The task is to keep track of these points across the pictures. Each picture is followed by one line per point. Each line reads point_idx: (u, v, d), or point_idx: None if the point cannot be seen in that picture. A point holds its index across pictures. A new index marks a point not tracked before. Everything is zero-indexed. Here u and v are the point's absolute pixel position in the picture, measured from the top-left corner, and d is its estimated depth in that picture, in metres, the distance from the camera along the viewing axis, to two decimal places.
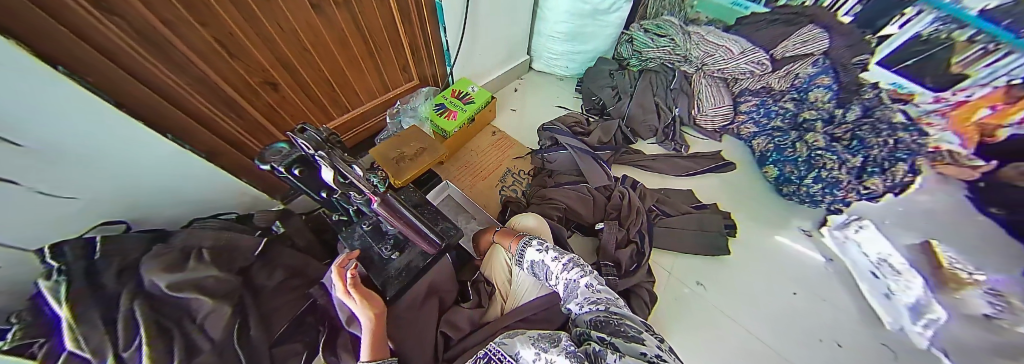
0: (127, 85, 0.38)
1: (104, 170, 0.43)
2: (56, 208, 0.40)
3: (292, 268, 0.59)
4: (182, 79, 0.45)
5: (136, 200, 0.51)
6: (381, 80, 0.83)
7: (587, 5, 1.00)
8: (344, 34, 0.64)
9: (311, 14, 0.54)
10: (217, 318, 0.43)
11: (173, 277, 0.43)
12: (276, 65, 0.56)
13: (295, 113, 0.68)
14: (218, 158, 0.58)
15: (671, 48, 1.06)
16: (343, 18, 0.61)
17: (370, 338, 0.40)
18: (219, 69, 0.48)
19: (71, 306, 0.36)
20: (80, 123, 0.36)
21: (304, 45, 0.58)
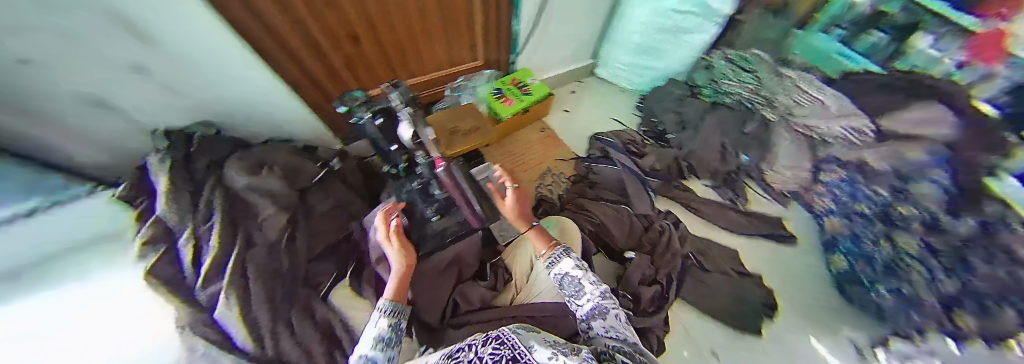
0: (241, 15, 0.42)
1: (201, 77, 0.49)
2: (159, 99, 0.48)
3: (340, 201, 0.65)
4: (289, 21, 0.49)
5: (229, 109, 0.60)
6: (447, 52, 0.85)
7: (670, 21, 0.92)
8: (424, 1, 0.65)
9: None
10: (273, 223, 0.51)
11: (248, 178, 0.51)
12: (364, 21, 0.60)
13: (370, 67, 0.73)
14: (302, 94, 0.65)
15: (755, 86, 0.91)
16: None
17: (397, 284, 0.45)
18: (319, 17, 0.52)
19: (167, 178, 0.46)
20: (194, 30, 0.41)
21: (388, 7, 0.61)
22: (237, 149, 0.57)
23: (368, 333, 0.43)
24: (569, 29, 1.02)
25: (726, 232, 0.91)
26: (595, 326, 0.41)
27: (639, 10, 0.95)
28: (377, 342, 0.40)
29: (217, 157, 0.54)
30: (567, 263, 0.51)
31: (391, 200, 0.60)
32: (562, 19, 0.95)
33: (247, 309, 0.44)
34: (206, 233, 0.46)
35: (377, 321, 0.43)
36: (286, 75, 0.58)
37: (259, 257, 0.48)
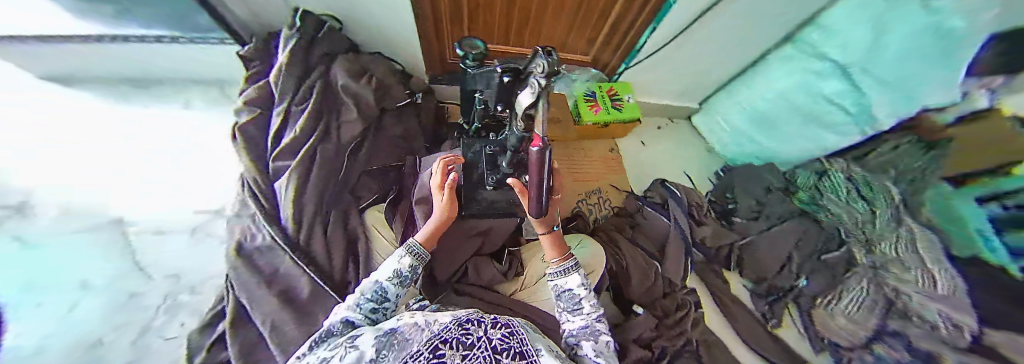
0: None
1: None
2: None
3: (407, 132, 0.71)
4: None
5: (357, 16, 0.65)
6: (566, 35, 0.79)
7: (808, 103, 0.80)
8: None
9: None
10: (349, 128, 0.59)
11: (348, 80, 0.60)
12: None
13: (488, 22, 0.71)
14: (420, 24, 0.66)
15: (864, 219, 0.74)
16: None
17: (431, 230, 0.49)
18: None
19: (288, 55, 0.56)
20: None
21: None
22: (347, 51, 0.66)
23: (390, 263, 0.45)
24: (692, 64, 0.91)
25: (741, 343, 0.79)
26: (583, 346, 0.37)
27: (781, 76, 0.83)
28: (394, 275, 0.43)
29: (333, 50, 0.62)
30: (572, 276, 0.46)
31: (460, 151, 0.61)
32: (694, 50, 0.85)
33: (301, 192, 0.51)
34: (295, 113, 0.56)
35: (401, 258, 0.45)
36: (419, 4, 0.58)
37: (329, 151, 0.56)
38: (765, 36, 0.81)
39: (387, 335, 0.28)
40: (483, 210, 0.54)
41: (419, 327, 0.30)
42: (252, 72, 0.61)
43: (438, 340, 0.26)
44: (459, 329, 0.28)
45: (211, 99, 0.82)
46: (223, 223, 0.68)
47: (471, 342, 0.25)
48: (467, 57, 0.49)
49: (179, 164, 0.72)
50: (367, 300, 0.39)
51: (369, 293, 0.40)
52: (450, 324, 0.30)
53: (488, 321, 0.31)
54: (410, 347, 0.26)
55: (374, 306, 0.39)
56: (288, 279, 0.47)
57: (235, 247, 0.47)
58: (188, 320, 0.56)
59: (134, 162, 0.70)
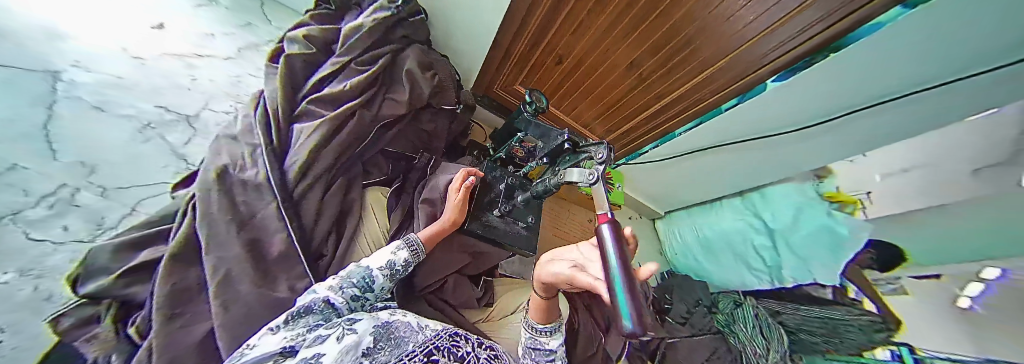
0: None
1: None
2: None
3: (437, 130, 0.71)
4: (546, 9, 0.64)
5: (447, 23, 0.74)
6: (593, 119, 0.97)
7: (739, 247, 1.00)
8: (625, 81, 0.78)
9: (625, 63, 0.72)
10: (392, 106, 0.61)
11: (414, 67, 0.65)
12: (577, 56, 0.75)
13: (543, 79, 0.85)
14: (495, 52, 0.79)
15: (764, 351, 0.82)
16: (631, 81, 0.77)
17: (434, 231, 0.49)
18: (571, 13, 0.64)
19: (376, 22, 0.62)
20: None
21: (598, 67, 0.76)
22: (424, 42, 0.73)
23: (384, 253, 0.41)
24: (670, 182, 1.14)
25: None
26: None
27: (728, 217, 1.02)
28: (387, 266, 0.38)
29: (410, 36, 0.69)
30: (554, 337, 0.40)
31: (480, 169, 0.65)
32: (674, 171, 1.06)
33: (319, 149, 0.49)
34: (349, 71, 0.58)
35: (399, 249, 0.43)
36: (503, 35, 0.73)
37: (368, 116, 0.56)
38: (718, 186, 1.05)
39: (383, 327, 0.25)
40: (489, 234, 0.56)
41: (411, 328, 0.27)
42: (323, 14, 0.65)
43: (431, 346, 0.23)
44: (449, 340, 0.25)
45: (242, 4, 0.84)
46: (184, 133, 0.62)
47: (462, 355, 0.24)
48: (530, 105, 0.59)
49: (181, 60, 0.68)
50: (351, 285, 0.34)
51: (356, 276, 0.35)
52: (441, 332, 0.27)
53: (476, 338, 0.28)
54: (403, 346, 0.23)
55: (356, 294, 0.34)
56: (261, 227, 0.41)
57: (219, 171, 0.42)
58: (76, 226, 0.44)
59: (134, 39, 0.63)
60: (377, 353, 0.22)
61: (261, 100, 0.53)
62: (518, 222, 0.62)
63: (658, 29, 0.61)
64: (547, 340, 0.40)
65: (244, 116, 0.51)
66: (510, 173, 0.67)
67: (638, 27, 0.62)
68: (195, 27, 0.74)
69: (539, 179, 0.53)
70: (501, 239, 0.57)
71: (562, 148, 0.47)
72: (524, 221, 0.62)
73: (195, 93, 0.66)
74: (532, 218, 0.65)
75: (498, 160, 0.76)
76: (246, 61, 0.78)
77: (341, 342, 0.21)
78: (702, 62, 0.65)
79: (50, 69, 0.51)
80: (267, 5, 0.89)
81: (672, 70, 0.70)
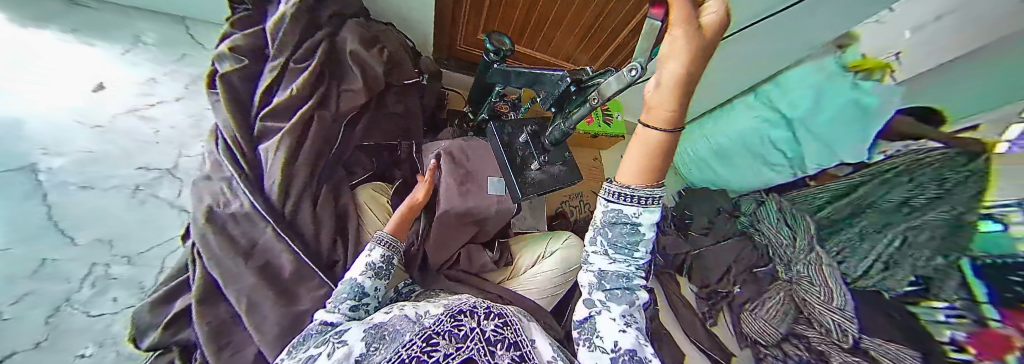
0: None
1: None
2: None
3: (407, 110, 0.66)
4: None
5: None
6: (575, 47, 0.84)
7: (757, 141, 0.85)
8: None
9: None
10: (350, 98, 0.56)
11: (357, 47, 0.58)
12: None
13: (504, 18, 0.75)
14: (440, 4, 0.69)
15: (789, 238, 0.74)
16: None
17: (399, 222, 0.47)
18: None
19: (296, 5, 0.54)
20: None
21: None
22: (361, 15, 0.64)
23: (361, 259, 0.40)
24: None
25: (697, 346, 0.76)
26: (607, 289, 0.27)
27: (742, 118, 0.88)
28: (368, 268, 0.39)
29: (343, 13, 0.61)
30: (650, 214, 0.23)
31: (490, 133, 0.60)
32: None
33: (291, 163, 0.47)
34: (291, 71, 0.53)
35: (374, 249, 0.41)
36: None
37: (328, 116, 0.53)
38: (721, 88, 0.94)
39: (375, 329, 0.26)
40: (534, 190, 0.54)
41: (409, 319, 0.28)
42: (242, 15, 0.57)
43: (430, 333, 0.24)
44: (450, 322, 0.25)
45: (169, 37, 0.75)
46: (175, 186, 0.63)
47: (464, 334, 0.24)
48: (496, 51, 0.52)
49: (136, 114, 0.65)
50: (345, 299, 0.36)
51: (346, 290, 0.37)
52: (443, 315, 0.27)
53: (483, 310, 0.28)
54: (400, 338, 0.24)
55: (354, 305, 0.36)
56: (267, 251, 0.43)
57: (206, 213, 0.42)
58: (122, 296, 0.50)
59: (86, 105, 0.61)
60: (372, 356, 0.23)
61: (218, 132, 0.50)
62: (554, 164, 0.58)
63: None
64: (634, 210, 0.23)
65: (210, 152, 0.50)
66: (503, 120, 0.63)
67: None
68: (132, 76, 0.68)
69: (552, 124, 0.52)
70: (549, 189, 0.56)
71: (566, 93, 0.42)
72: (560, 162, 0.58)
73: (164, 145, 0.65)
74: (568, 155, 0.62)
75: (481, 125, 0.73)
76: (198, 97, 0.74)
77: (332, 359, 0.22)
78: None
79: (26, 164, 0.51)
80: (193, 29, 0.79)
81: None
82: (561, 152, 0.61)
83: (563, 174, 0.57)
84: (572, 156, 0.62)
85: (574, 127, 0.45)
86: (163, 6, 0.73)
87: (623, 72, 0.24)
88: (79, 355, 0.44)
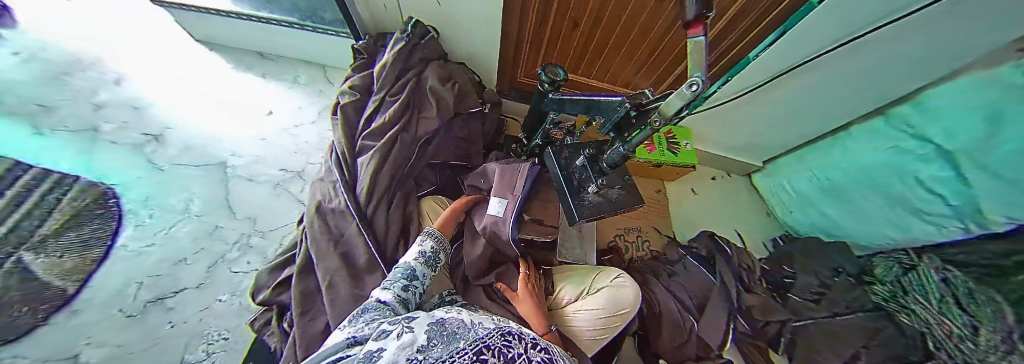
0: None
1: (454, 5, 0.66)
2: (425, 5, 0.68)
3: (472, 133, 0.76)
4: None
5: (451, 34, 0.77)
6: (637, 72, 0.82)
7: (895, 178, 0.69)
8: (663, 15, 0.60)
9: (652, 3, 0.57)
10: (426, 123, 0.67)
11: (435, 83, 0.70)
12: (592, 16, 0.64)
13: (562, 55, 0.78)
14: (504, 49, 0.77)
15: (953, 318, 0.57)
16: (665, 22, 0.62)
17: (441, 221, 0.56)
18: None
19: (398, 52, 0.70)
20: None
21: (621, 17, 0.63)
22: (441, 56, 0.78)
23: (414, 246, 0.48)
24: (757, 130, 0.89)
25: None
26: None
27: (869, 150, 0.73)
28: (420, 255, 0.45)
29: (426, 57, 0.74)
30: None
31: (546, 158, 0.63)
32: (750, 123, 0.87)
33: (378, 171, 0.58)
34: (387, 103, 0.67)
35: (423, 241, 0.48)
36: (510, 26, 0.68)
37: (407, 136, 0.63)
38: (830, 115, 0.78)
39: (437, 327, 0.27)
40: (593, 212, 0.54)
41: (465, 326, 0.28)
42: (359, 63, 0.77)
43: (481, 345, 0.23)
44: (500, 340, 0.25)
45: (312, 77, 1.04)
46: (300, 183, 0.82)
47: (512, 356, 0.22)
48: (548, 80, 0.54)
49: (287, 131, 0.90)
50: (399, 279, 0.39)
51: (400, 272, 0.41)
52: (493, 331, 0.27)
53: (529, 339, 0.27)
54: (456, 343, 0.23)
55: (405, 283, 0.39)
56: (349, 242, 0.51)
57: (317, 206, 0.54)
58: (252, 259, 0.67)
59: (258, 124, 0.88)
60: (431, 350, 0.22)
61: (334, 147, 0.65)
62: (613, 188, 0.59)
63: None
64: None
65: (325, 161, 0.65)
66: (559, 143, 0.66)
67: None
68: (290, 104, 0.96)
69: (609, 149, 0.53)
70: (606, 213, 0.55)
71: (626, 117, 0.44)
72: (619, 185, 0.59)
73: (298, 154, 0.87)
74: (626, 177, 0.62)
75: (537, 149, 0.77)
76: (325, 120, 0.97)
77: (399, 341, 0.23)
78: (740, 25, 0.59)
79: (220, 163, 0.79)
80: (328, 70, 1.07)
81: (734, 20, 0.58)
82: (621, 175, 0.61)
83: (623, 198, 0.58)
84: (631, 180, 0.61)
85: (634, 151, 0.44)
86: (313, 57, 1.03)
87: (682, 88, 0.21)
88: (219, 300, 0.60)
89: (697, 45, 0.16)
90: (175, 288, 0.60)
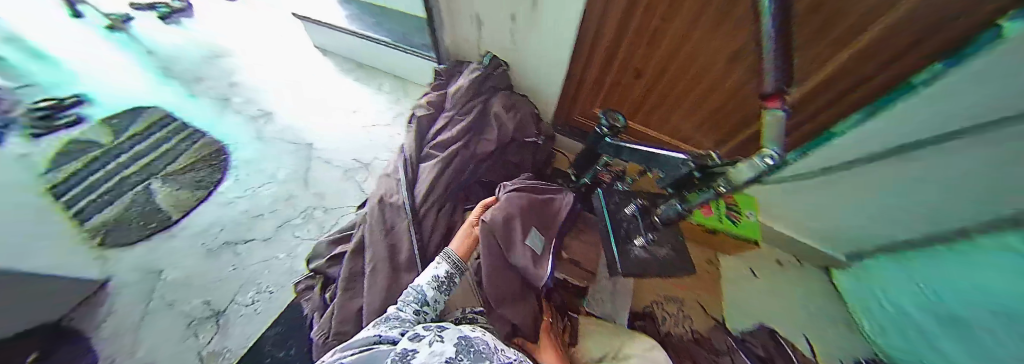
0: (591, 15, 0.58)
1: (532, 44, 0.74)
2: (506, 42, 0.78)
3: (522, 161, 0.79)
4: (613, 34, 0.60)
5: (521, 70, 0.85)
6: (693, 132, 0.74)
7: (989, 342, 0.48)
8: (730, 80, 0.55)
9: (720, 60, 0.52)
10: (485, 144, 0.73)
11: (502, 110, 0.76)
12: (658, 69, 0.62)
13: (619, 100, 0.78)
14: (566, 86, 0.82)
15: None
16: (735, 80, 0.54)
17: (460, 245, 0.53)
18: (637, 31, 0.57)
19: (474, 77, 0.79)
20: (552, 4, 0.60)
21: (686, 74, 0.60)
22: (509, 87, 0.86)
23: (428, 270, 0.47)
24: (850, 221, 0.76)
25: None
26: None
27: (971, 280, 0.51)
28: (432, 279, 0.45)
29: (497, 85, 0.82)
30: None
31: (594, 199, 0.63)
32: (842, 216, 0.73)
33: (436, 179, 0.63)
34: (454, 121, 0.75)
35: (439, 263, 0.48)
36: (574, 66, 0.73)
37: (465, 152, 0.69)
38: (910, 218, 0.61)
39: (462, 343, 0.32)
40: (637, 268, 0.50)
41: (487, 348, 0.33)
42: (438, 84, 0.89)
43: None
44: None
45: (395, 87, 1.22)
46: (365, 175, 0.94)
47: None
48: (607, 124, 0.54)
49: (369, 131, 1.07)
50: (411, 303, 0.41)
51: (412, 295, 0.43)
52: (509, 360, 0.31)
53: None
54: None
55: (417, 308, 0.41)
56: (397, 237, 0.55)
57: (379, 199, 0.61)
58: (305, 230, 0.89)
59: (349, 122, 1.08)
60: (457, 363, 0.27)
61: (403, 149, 0.74)
62: (663, 246, 0.56)
63: (749, 20, 0.42)
64: None
65: (391, 161, 0.73)
66: (609, 188, 0.65)
67: (723, 26, 0.46)
68: (374, 107, 1.15)
69: (664, 203, 0.53)
70: (652, 272, 0.51)
71: (689, 177, 0.42)
72: (669, 245, 0.56)
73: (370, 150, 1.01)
74: (679, 238, 0.58)
75: (583, 188, 0.76)
76: (396, 125, 1.11)
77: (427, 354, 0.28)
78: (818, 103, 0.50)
79: (305, 145, 1.05)
80: (409, 83, 1.24)
81: (817, 90, 0.48)
82: (673, 234, 0.58)
83: (672, 260, 0.54)
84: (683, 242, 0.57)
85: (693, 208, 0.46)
86: (401, 73, 1.22)
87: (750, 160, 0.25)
88: None
89: (776, 116, 0.20)
90: (246, 237, 0.88)
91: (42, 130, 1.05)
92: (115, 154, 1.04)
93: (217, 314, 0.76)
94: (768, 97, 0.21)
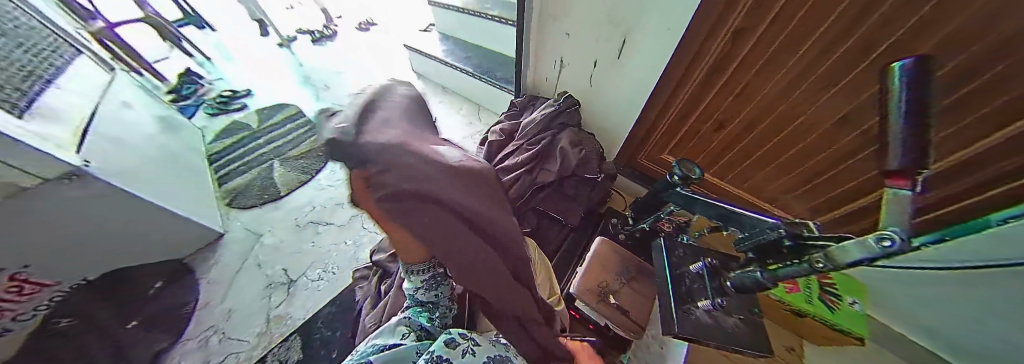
0: (678, 64, 0.61)
1: (610, 87, 0.79)
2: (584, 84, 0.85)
3: (577, 194, 0.80)
4: (697, 84, 0.62)
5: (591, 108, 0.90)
6: (783, 193, 0.64)
7: None
8: (842, 140, 0.49)
9: (831, 115, 0.48)
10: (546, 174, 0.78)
11: (568, 145, 0.80)
12: (747, 119, 0.59)
13: (692, 151, 0.74)
14: (635, 132, 0.82)
15: None
16: (847, 136, 0.48)
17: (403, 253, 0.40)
18: (727, 83, 0.58)
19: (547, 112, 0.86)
20: (643, 51, 0.65)
21: (782, 128, 0.55)
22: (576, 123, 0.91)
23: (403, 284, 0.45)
24: None
25: None
26: None
27: None
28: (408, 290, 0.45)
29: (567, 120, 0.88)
30: None
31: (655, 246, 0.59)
32: None
33: None
34: (522, 150, 0.83)
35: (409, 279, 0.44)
36: (648, 111, 0.73)
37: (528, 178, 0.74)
38: None
39: None
40: (696, 333, 0.44)
41: None
42: (511, 114, 1.00)
43: None
44: None
45: (470, 112, 1.39)
46: None
47: None
48: (679, 173, 0.53)
49: None
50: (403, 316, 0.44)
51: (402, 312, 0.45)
52: None
53: None
54: None
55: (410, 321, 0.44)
56: None
57: None
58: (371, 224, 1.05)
59: None
60: None
61: None
62: (734, 316, 0.47)
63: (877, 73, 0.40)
64: None
65: None
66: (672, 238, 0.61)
67: (838, 80, 0.44)
68: (450, 126, 1.32)
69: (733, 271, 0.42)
70: (717, 343, 0.43)
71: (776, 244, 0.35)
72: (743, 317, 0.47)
73: None
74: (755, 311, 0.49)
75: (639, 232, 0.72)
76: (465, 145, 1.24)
77: None
78: (972, 177, 0.40)
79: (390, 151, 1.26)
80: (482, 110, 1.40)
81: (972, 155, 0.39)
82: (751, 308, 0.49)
83: (747, 338, 0.45)
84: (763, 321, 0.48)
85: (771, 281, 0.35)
86: (478, 100, 1.39)
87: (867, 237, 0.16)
88: None
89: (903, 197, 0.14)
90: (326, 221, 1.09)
91: (218, 111, 1.49)
92: (258, 138, 1.38)
93: (289, 282, 0.94)
94: (890, 174, 0.14)
